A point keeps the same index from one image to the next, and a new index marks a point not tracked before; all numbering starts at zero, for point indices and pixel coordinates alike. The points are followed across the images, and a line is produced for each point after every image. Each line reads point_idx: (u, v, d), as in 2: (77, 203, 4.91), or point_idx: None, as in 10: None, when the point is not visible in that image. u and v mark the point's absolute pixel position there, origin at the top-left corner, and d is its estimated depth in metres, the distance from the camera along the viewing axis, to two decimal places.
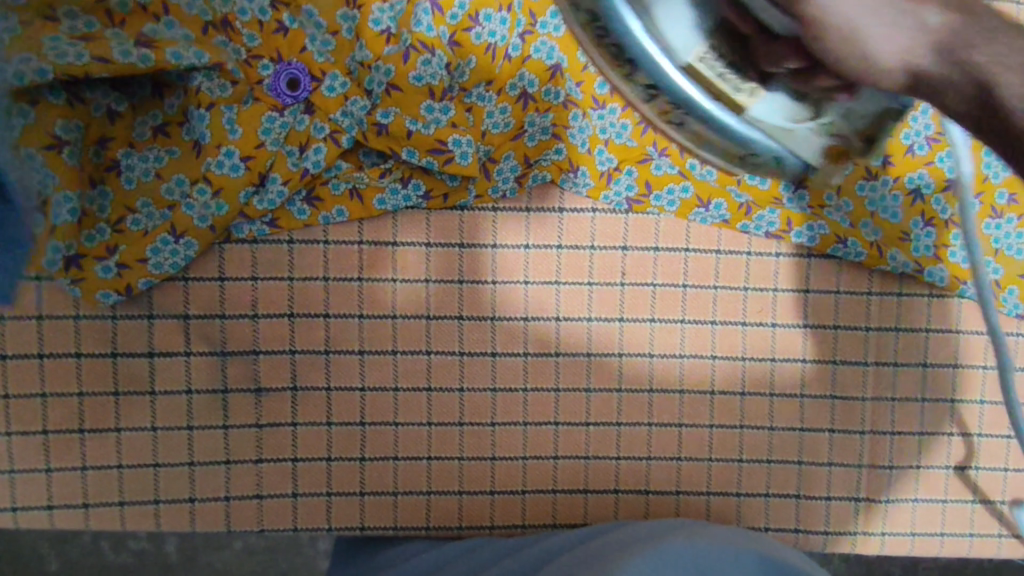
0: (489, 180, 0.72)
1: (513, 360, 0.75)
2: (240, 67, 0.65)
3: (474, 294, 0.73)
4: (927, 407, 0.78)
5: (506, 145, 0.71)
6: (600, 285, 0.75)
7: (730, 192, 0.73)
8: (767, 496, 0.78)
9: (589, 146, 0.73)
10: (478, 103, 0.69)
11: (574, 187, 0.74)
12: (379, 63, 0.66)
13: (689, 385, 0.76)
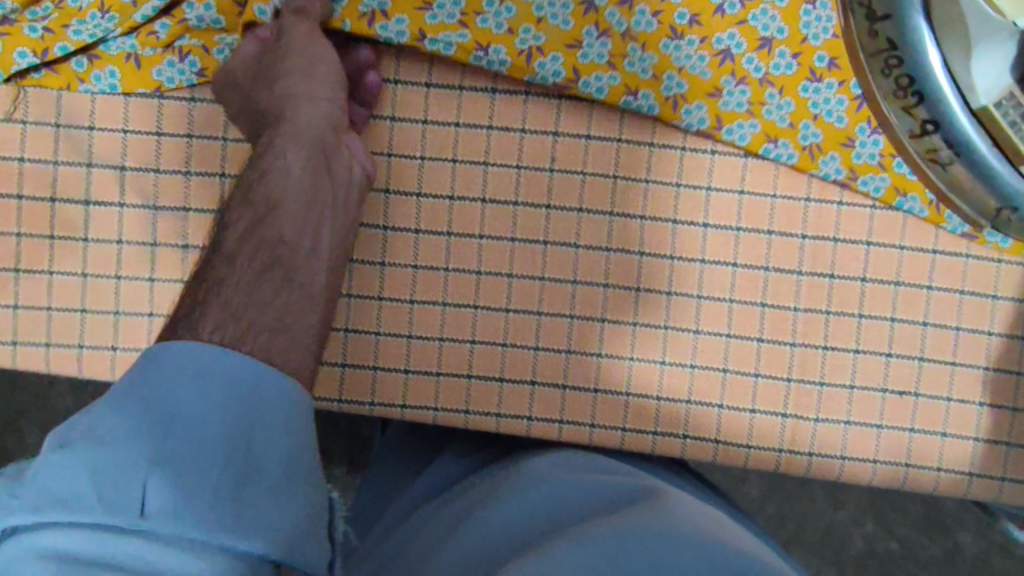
0: (427, 9, 0.72)
1: (437, 240, 0.75)
2: None
3: (400, 169, 0.75)
4: (865, 324, 0.76)
5: (410, 9, 0.72)
6: (528, 169, 0.75)
7: (668, 80, 0.73)
8: (689, 404, 0.76)
9: (507, 28, 0.72)
10: None
11: (488, 65, 0.73)
12: None
13: (614, 280, 0.76)
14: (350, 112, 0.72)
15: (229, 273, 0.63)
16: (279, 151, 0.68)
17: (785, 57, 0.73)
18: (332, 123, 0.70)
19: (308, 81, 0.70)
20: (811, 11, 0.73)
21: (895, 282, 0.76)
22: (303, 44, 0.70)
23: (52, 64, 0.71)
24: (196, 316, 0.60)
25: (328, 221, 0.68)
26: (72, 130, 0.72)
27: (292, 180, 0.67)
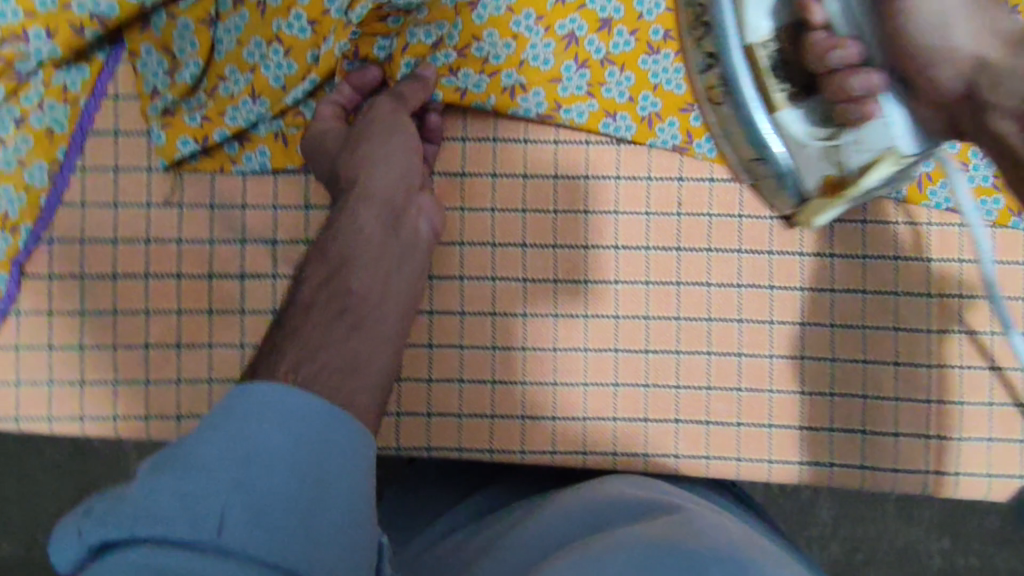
0: (513, 100, 0.75)
1: (545, 287, 0.77)
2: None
3: (505, 223, 0.77)
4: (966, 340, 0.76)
5: (537, 81, 0.76)
6: (626, 213, 0.77)
7: None
8: (830, 429, 0.77)
9: (629, 96, 0.76)
10: (525, 34, 0.75)
11: (614, 131, 0.76)
12: None
13: (717, 313, 0.77)
14: (420, 175, 0.73)
15: (304, 322, 0.64)
16: (352, 214, 0.70)
17: None
18: (403, 186, 0.72)
19: (385, 146, 0.71)
20: None
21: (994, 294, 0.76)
22: (387, 117, 0.72)
23: (207, 150, 0.77)
24: (276, 356, 0.61)
25: (397, 270, 0.70)
26: (195, 209, 0.77)
27: (364, 239, 0.69)
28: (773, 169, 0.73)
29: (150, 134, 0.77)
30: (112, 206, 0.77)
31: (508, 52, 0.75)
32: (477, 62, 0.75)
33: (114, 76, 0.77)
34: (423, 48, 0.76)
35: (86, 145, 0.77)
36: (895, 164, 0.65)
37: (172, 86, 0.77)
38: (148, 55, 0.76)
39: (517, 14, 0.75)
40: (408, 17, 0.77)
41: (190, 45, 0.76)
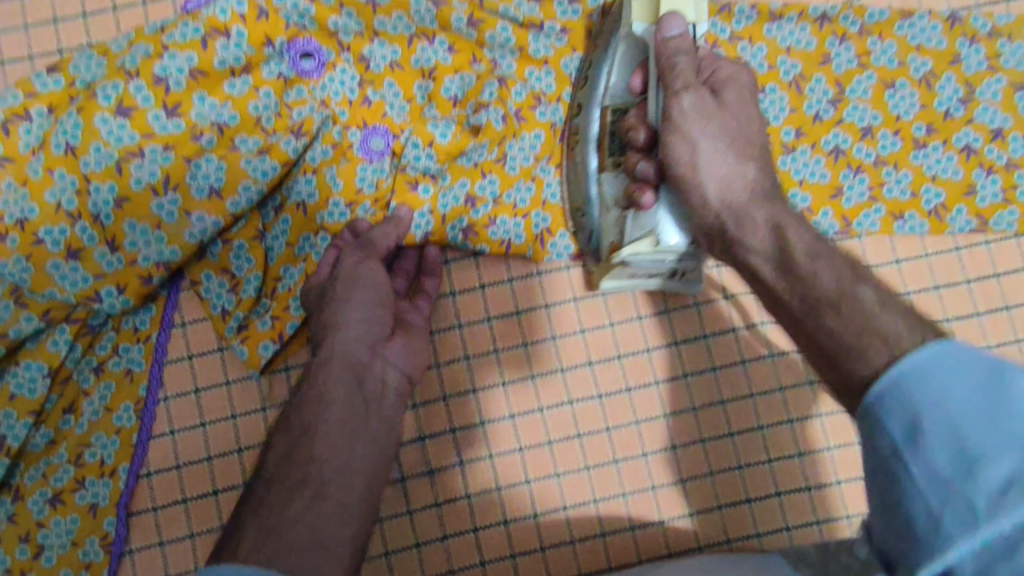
0: (546, 247, 0.82)
1: (561, 410, 0.83)
2: (319, 186, 0.79)
3: (512, 360, 0.83)
4: None
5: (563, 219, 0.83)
6: (620, 324, 0.84)
7: (796, 191, 0.84)
8: (808, 488, 0.82)
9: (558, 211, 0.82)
10: (543, 176, 0.82)
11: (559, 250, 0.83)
12: (490, 105, 0.80)
13: (727, 394, 0.83)
14: (385, 328, 0.75)
15: (268, 495, 0.64)
16: (315, 377, 0.71)
17: (888, 137, 0.84)
18: (368, 342, 0.73)
19: (348, 306, 0.73)
20: (894, 95, 0.85)
21: (976, 314, 0.84)
22: (350, 271, 0.75)
23: (286, 344, 0.80)
24: (237, 536, 0.61)
25: (362, 434, 0.70)
26: (219, 423, 0.80)
27: (328, 402, 0.70)
28: (588, 225, 0.80)
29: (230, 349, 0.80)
30: (168, 433, 0.80)
31: (531, 196, 0.81)
32: (509, 208, 0.81)
33: (179, 307, 0.80)
34: (461, 210, 0.80)
35: (164, 376, 0.80)
36: (652, 245, 0.71)
37: (238, 302, 0.79)
38: (207, 280, 0.80)
39: (538, 161, 0.82)
40: (434, 186, 0.81)
41: (246, 261, 0.79)
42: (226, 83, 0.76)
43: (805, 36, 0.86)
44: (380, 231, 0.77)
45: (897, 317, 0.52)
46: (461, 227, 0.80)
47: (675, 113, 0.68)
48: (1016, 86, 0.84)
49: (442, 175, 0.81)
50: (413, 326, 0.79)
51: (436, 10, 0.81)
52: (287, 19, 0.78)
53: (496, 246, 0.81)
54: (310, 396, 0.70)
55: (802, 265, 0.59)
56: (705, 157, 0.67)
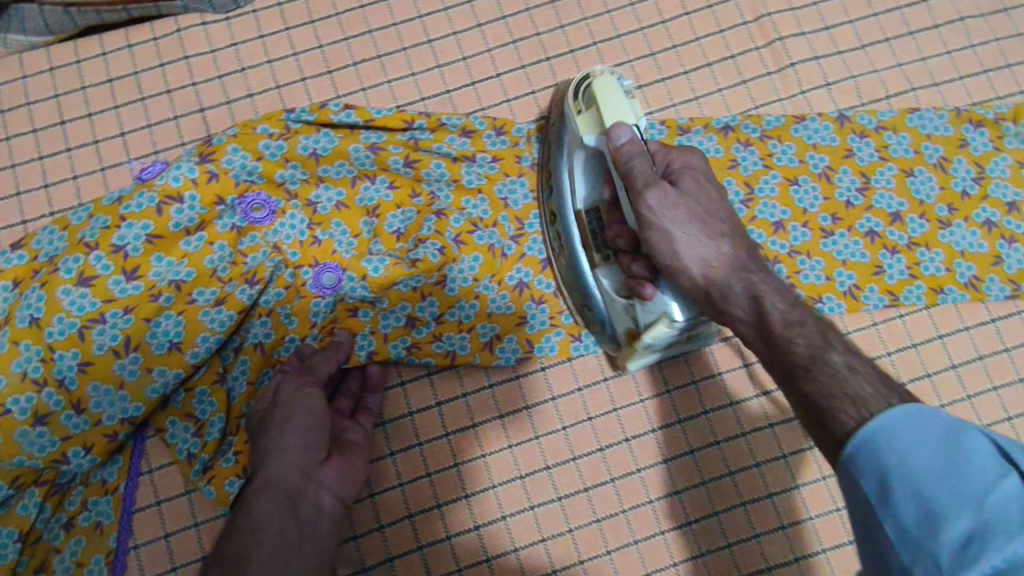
0: (495, 355, 0.87)
1: (524, 516, 0.85)
2: (273, 324, 0.84)
3: (472, 471, 0.86)
4: None
5: (511, 329, 0.88)
6: (572, 426, 0.88)
7: None
8: (770, 569, 0.85)
9: (506, 325, 0.88)
10: (486, 292, 0.87)
11: (508, 356, 0.88)
12: (429, 240, 0.86)
13: (682, 484, 0.87)
14: (320, 451, 0.78)
15: None
16: (250, 508, 0.73)
17: (798, 229, 0.91)
18: (301, 468, 0.76)
19: (284, 433, 0.77)
20: (799, 190, 0.92)
21: (902, 384, 0.89)
22: (287, 400, 0.79)
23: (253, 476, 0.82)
24: None
25: (297, 559, 0.70)
26: (190, 564, 0.82)
27: (261, 530, 0.71)
28: (596, 317, 0.84)
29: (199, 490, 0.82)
30: None
31: (475, 311, 0.87)
32: (454, 325, 0.87)
33: (146, 454, 0.84)
34: (402, 330, 0.87)
35: (133, 524, 0.82)
36: (666, 327, 0.74)
37: (204, 445, 0.82)
38: (173, 426, 0.83)
39: (478, 279, 0.87)
40: (375, 309, 0.87)
41: (209, 404, 0.82)
42: (182, 242, 0.82)
43: (713, 145, 0.93)
44: (320, 358, 0.83)
45: (929, 452, 0.50)
46: (406, 345, 0.87)
47: (633, 279, 0.77)
48: (907, 173, 0.92)
49: (380, 300, 0.86)
50: (350, 446, 0.82)
51: (375, 155, 0.89)
52: (236, 177, 0.84)
53: (443, 359, 0.87)
54: (247, 525, 0.71)
55: (827, 365, 0.59)
56: (658, 301, 0.74)
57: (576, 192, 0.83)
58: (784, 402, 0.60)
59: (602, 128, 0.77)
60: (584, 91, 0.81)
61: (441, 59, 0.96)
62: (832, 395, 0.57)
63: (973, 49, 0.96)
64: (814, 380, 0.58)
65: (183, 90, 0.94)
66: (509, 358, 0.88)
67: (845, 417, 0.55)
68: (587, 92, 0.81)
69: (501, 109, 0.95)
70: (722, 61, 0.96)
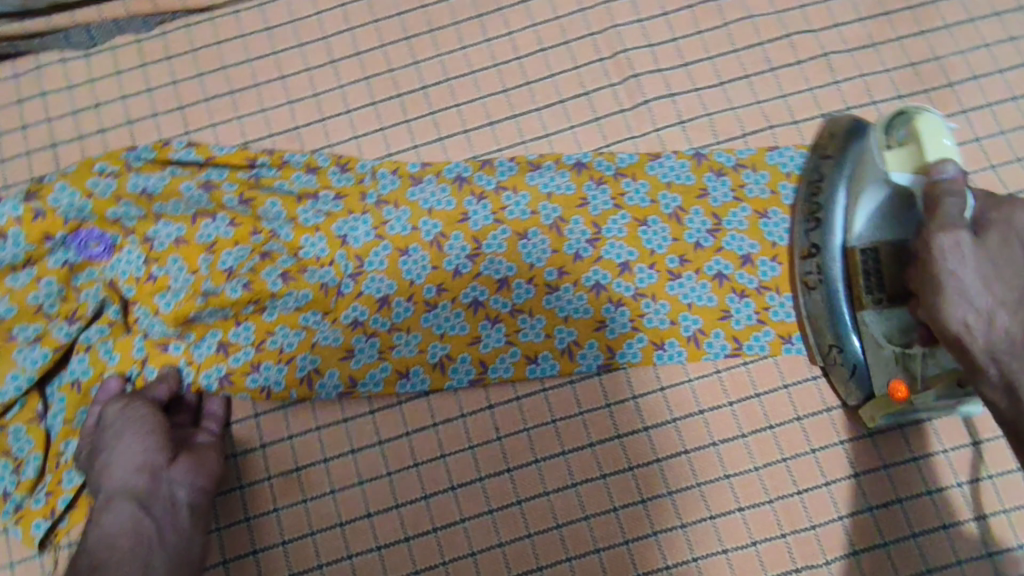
0: (313, 388, 0.86)
1: (340, 566, 0.82)
2: (90, 359, 0.84)
3: (290, 517, 0.84)
4: (707, 491, 0.83)
5: (333, 362, 0.86)
6: (397, 472, 0.85)
7: (558, 333, 0.87)
8: None
9: (331, 360, 0.86)
10: (313, 326, 0.86)
11: (328, 390, 0.86)
12: (240, 277, 0.86)
13: (506, 536, 0.83)
14: (164, 453, 0.79)
15: None
16: (102, 517, 0.75)
17: (644, 271, 0.88)
18: (146, 472, 0.77)
19: (119, 447, 0.78)
20: (647, 231, 0.89)
21: (742, 436, 0.85)
22: (116, 418, 0.80)
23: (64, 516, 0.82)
24: None
25: (157, 550, 0.74)
26: None
27: (115, 536, 0.74)
28: (847, 360, 0.80)
29: (9, 531, 0.82)
30: None
31: (299, 339, 0.86)
32: (273, 353, 0.86)
33: None
34: (215, 358, 0.86)
35: None
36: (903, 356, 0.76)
37: (18, 484, 0.82)
38: None
39: (302, 311, 0.87)
40: (184, 343, 0.86)
41: (26, 442, 0.82)
42: (10, 276, 0.84)
43: (563, 182, 0.91)
44: (152, 384, 0.84)
45: None
46: (219, 374, 0.86)
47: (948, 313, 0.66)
48: (760, 214, 0.88)
49: (185, 333, 0.86)
50: (200, 444, 0.82)
51: (209, 193, 0.89)
52: (65, 215, 0.85)
53: (257, 393, 0.86)
54: (101, 535, 0.74)
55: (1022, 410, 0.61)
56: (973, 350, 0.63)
57: (856, 221, 0.78)
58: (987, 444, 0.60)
59: (922, 166, 0.70)
60: (894, 124, 0.73)
61: (293, 95, 0.96)
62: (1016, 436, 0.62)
63: (835, 85, 0.92)
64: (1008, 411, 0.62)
65: (37, 125, 0.95)
66: (328, 390, 0.86)
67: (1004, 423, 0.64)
68: (899, 126, 0.73)
69: (349, 146, 0.95)
70: (575, 98, 0.96)
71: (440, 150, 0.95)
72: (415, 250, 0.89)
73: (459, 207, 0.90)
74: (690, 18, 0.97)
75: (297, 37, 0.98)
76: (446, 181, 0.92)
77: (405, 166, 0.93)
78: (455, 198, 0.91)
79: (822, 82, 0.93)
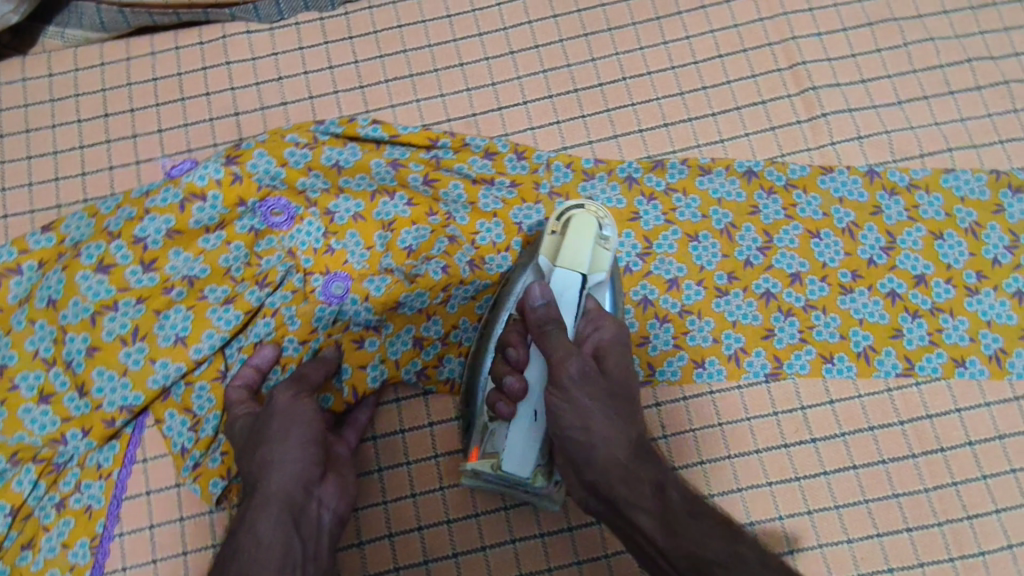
0: None
1: (504, 550, 0.84)
2: (275, 322, 0.86)
3: (456, 497, 0.85)
4: (874, 507, 0.83)
5: None
6: None
7: (720, 348, 0.87)
8: None
9: None
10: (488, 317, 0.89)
11: None
12: (426, 254, 0.88)
13: None
14: (319, 467, 0.75)
15: None
16: (255, 518, 0.69)
17: (815, 283, 0.88)
18: (302, 482, 0.72)
19: (283, 445, 0.74)
20: (820, 243, 0.90)
21: (912, 455, 0.85)
22: (286, 408, 0.76)
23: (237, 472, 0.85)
24: None
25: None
26: (172, 558, 0.83)
27: (266, 546, 0.67)
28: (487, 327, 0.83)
29: (187, 485, 0.84)
30: (121, 569, 0.83)
31: (478, 334, 0.88)
32: (456, 347, 0.88)
33: (141, 443, 0.85)
34: (411, 353, 0.88)
35: (121, 512, 0.84)
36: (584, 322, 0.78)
37: (196, 440, 0.84)
38: (170, 419, 0.84)
39: (478, 301, 0.89)
40: (378, 336, 0.88)
41: (207, 400, 0.84)
42: (201, 239, 0.85)
43: (734, 189, 0.92)
44: (311, 367, 0.83)
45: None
46: (416, 368, 0.88)
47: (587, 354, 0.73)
48: (936, 236, 0.89)
49: (384, 326, 0.88)
50: (343, 463, 0.80)
51: (395, 171, 0.90)
52: (260, 182, 0.87)
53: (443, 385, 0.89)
54: (244, 543, 0.68)
55: (684, 523, 0.62)
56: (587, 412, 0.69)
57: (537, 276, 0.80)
58: (644, 477, 0.66)
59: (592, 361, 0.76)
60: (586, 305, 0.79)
61: (471, 82, 0.97)
62: (680, 552, 0.61)
63: (1016, 113, 0.94)
64: (666, 498, 0.64)
65: (221, 93, 0.96)
66: None
67: (641, 520, 0.64)
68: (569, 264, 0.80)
69: (524, 136, 0.96)
70: (751, 106, 0.96)
71: (615, 148, 0.95)
72: None
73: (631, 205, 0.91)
74: (872, 34, 0.97)
75: (476, 26, 0.99)
76: (618, 180, 0.92)
77: (579, 161, 0.93)
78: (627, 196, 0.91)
79: (1003, 109, 0.94)
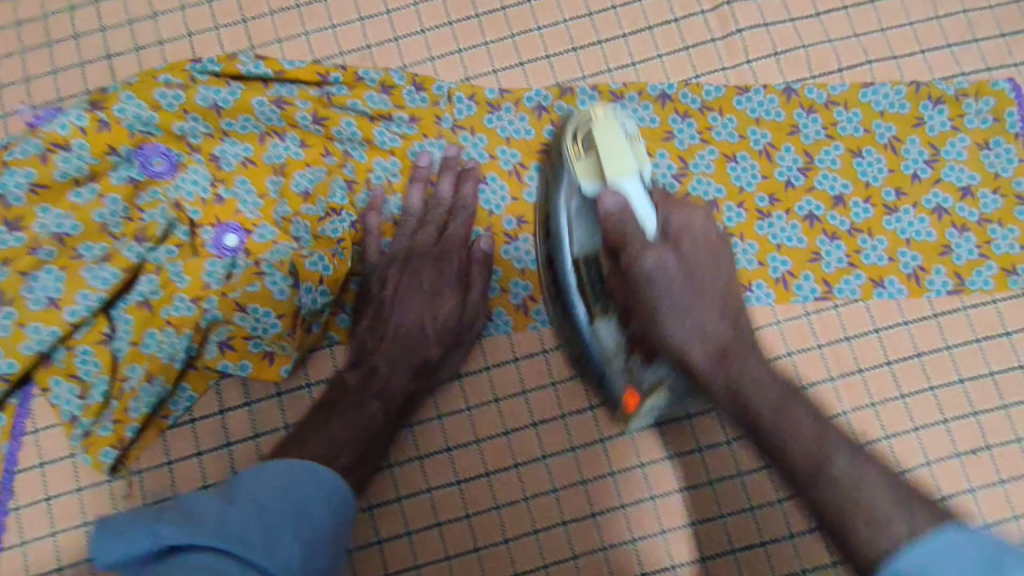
0: None
1: (419, 500, 0.80)
2: (160, 279, 0.79)
3: None
4: None
5: None
6: (476, 408, 0.82)
7: None
8: (675, 568, 0.79)
9: None
10: None
11: None
12: (320, 198, 0.82)
13: (588, 474, 0.81)
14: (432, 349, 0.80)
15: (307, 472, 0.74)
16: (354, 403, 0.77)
17: (733, 209, 0.84)
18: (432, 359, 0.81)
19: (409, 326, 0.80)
20: (736, 167, 0.85)
21: (831, 378, 0.82)
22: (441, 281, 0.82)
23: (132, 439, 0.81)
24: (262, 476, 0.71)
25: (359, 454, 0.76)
26: (70, 529, 0.79)
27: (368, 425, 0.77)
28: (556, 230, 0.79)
29: (79, 455, 0.80)
30: (19, 544, 0.78)
31: None
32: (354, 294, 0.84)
33: (31, 414, 0.81)
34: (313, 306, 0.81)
35: (14, 485, 0.80)
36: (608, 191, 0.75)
37: (85, 408, 0.79)
38: (57, 387, 0.79)
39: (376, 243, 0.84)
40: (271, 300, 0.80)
41: (93, 364, 0.78)
42: (71, 193, 0.79)
43: (647, 114, 0.87)
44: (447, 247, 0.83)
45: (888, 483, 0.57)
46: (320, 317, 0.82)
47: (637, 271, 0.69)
48: (854, 153, 0.86)
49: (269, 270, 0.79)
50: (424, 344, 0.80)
51: (281, 110, 0.84)
52: (130, 128, 0.80)
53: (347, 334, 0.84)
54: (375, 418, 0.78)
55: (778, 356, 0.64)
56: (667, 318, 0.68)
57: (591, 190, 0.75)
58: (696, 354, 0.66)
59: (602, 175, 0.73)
60: (582, 132, 0.76)
61: (364, 12, 0.91)
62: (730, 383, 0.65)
63: (936, 21, 0.91)
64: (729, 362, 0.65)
65: (91, 36, 0.89)
66: None
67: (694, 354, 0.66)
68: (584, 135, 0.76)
69: (424, 68, 0.90)
70: (663, 26, 0.91)
71: (521, 76, 0.90)
72: (493, 178, 0.85)
73: (539, 136, 0.86)
74: None
75: None
76: (525, 110, 0.87)
77: (482, 91, 0.87)
78: (535, 127, 0.86)
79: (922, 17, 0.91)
